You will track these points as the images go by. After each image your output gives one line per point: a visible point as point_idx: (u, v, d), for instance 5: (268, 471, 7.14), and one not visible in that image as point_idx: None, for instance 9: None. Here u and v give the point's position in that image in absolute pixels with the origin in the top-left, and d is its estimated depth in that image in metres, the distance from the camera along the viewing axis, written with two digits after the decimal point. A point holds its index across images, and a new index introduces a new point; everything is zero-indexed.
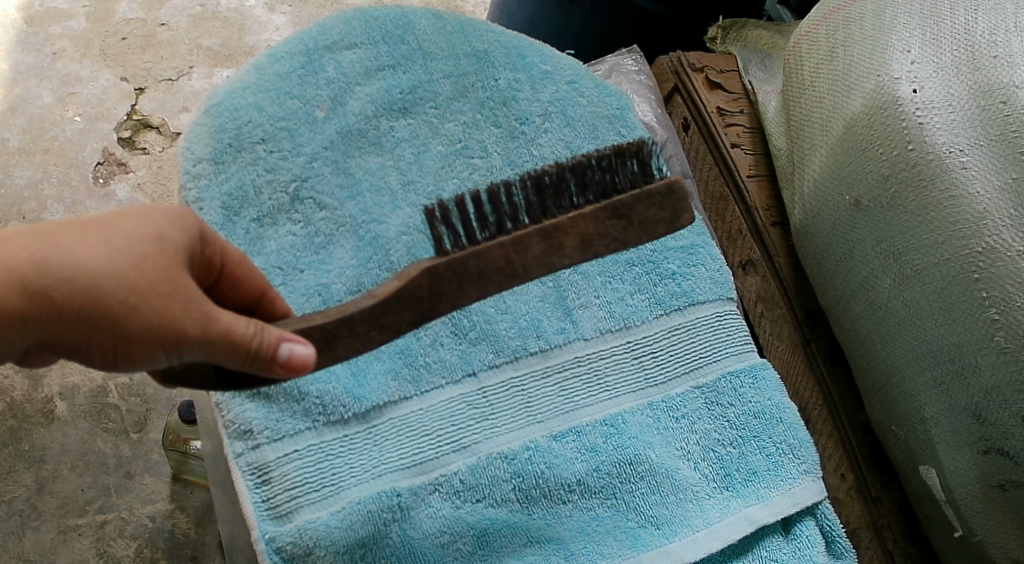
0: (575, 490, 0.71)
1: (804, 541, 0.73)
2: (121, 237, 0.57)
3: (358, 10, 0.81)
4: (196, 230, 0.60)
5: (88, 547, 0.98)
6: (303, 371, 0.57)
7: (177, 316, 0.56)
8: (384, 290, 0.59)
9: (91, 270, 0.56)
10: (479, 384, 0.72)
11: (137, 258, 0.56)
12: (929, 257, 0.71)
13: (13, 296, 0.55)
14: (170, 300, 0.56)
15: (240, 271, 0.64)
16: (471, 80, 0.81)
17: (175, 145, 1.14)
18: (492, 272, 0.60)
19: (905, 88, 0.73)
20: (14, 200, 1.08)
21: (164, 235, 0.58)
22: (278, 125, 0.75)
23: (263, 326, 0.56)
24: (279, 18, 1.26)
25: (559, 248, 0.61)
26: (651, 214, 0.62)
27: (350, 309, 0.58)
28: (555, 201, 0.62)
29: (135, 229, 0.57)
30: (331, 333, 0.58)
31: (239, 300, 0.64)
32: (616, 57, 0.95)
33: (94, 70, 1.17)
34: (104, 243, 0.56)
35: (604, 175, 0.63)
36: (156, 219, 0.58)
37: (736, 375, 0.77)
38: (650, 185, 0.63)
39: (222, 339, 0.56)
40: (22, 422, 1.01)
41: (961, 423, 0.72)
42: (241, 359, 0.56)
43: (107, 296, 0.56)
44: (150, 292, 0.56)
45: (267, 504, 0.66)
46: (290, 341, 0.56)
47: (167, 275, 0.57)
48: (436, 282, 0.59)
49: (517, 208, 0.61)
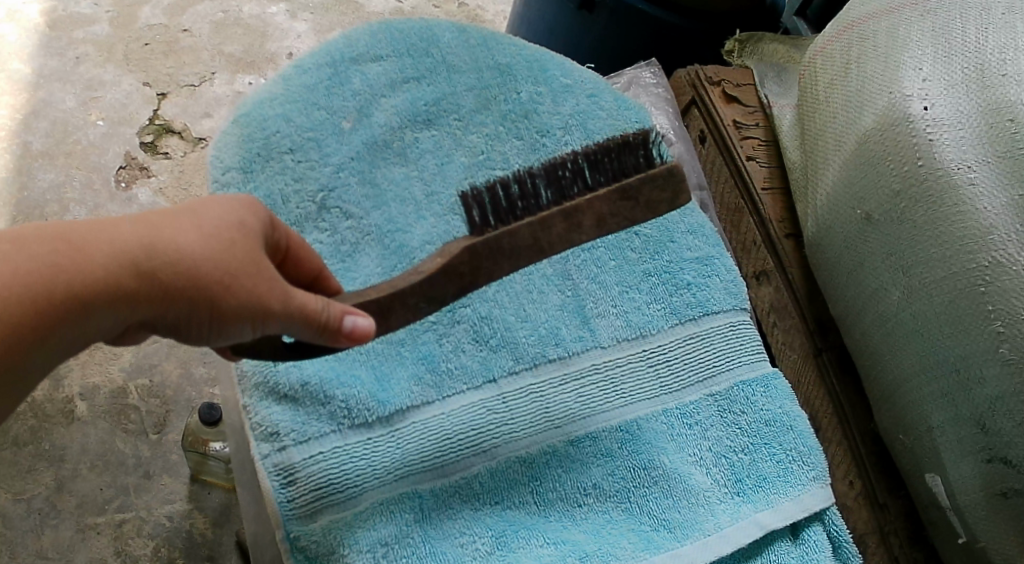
0: (590, 493, 0.73)
1: (812, 545, 0.75)
2: (212, 223, 0.60)
3: (384, 22, 0.85)
4: (268, 214, 0.63)
5: (105, 545, 0.99)
6: (365, 341, 0.61)
7: (263, 294, 0.59)
8: (431, 267, 0.62)
9: (188, 250, 0.58)
10: (500, 390, 0.74)
11: (227, 238, 0.59)
12: (938, 269, 0.73)
13: (123, 275, 0.57)
14: (258, 277, 0.60)
15: (304, 252, 0.66)
16: (494, 93, 0.83)
17: (197, 150, 1.18)
18: (520, 248, 0.63)
19: (917, 105, 0.75)
20: (38, 202, 1.11)
21: (246, 218, 0.61)
22: (306, 135, 0.77)
23: (333, 301, 0.61)
24: (301, 24, 1.31)
25: (577, 227, 0.63)
26: (655, 194, 0.64)
27: (401, 284, 0.62)
28: (575, 185, 0.64)
29: (222, 212, 0.60)
30: (386, 306, 0.62)
31: (299, 278, 0.66)
32: (635, 70, 1.00)
33: (117, 75, 1.21)
34: (197, 227, 0.59)
35: (617, 156, 0.65)
36: (237, 205, 0.62)
37: (748, 383, 0.79)
38: (654, 169, 0.65)
39: (306, 312, 0.60)
40: (43, 421, 1.03)
41: (966, 432, 0.74)
42: (320, 332, 0.60)
43: (202, 274, 0.58)
44: (241, 272, 0.59)
45: (292, 504, 0.68)
46: (354, 313, 0.60)
47: (253, 255, 0.60)
48: (474, 259, 0.62)
49: (539, 190, 0.64)
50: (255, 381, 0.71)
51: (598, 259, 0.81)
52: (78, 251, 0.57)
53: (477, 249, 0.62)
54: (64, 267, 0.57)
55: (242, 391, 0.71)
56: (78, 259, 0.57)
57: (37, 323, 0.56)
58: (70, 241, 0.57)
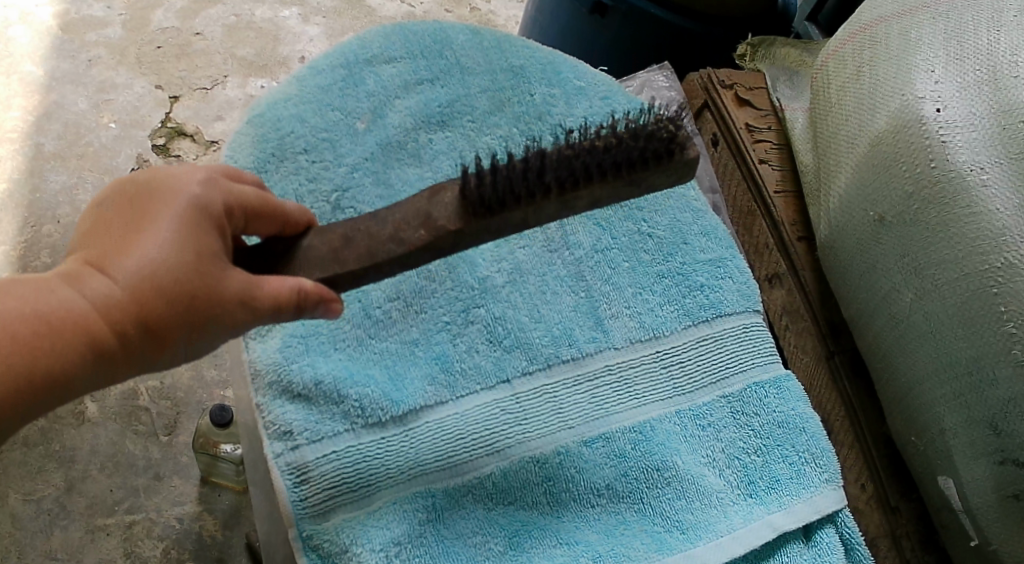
0: (603, 494, 0.72)
1: (825, 547, 0.74)
2: (157, 263, 0.56)
3: (398, 26, 0.88)
4: (211, 219, 0.59)
5: (115, 547, 0.99)
6: (339, 314, 0.61)
7: (228, 312, 0.58)
8: (415, 241, 0.60)
9: (143, 301, 0.56)
10: (513, 390, 0.74)
11: (179, 269, 0.57)
12: (950, 271, 0.73)
13: (93, 347, 0.56)
14: (225, 298, 0.58)
15: (262, 210, 0.62)
16: (508, 94, 0.86)
17: (209, 152, 1.20)
18: (508, 228, 0.61)
19: (929, 107, 0.75)
20: (50, 204, 1.12)
21: (196, 237, 0.58)
22: (321, 136, 0.80)
23: (299, 279, 0.59)
24: (313, 28, 1.33)
25: (570, 208, 0.62)
26: (660, 180, 0.62)
27: (379, 254, 0.60)
28: (583, 170, 0.61)
29: (169, 241, 0.57)
30: (359, 272, 0.60)
31: (263, 234, 0.62)
32: (648, 73, 1.02)
33: (130, 78, 1.22)
34: (144, 274, 0.56)
35: (639, 149, 0.61)
36: (177, 225, 0.57)
37: (761, 385, 0.79)
38: (671, 165, 0.62)
39: (277, 310, 0.59)
40: (53, 422, 1.03)
41: (979, 434, 0.73)
42: (292, 317, 0.59)
43: (171, 319, 0.57)
44: (201, 301, 0.57)
45: (305, 503, 0.68)
46: (328, 301, 0.59)
47: (206, 280, 0.57)
48: (458, 237, 0.60)
49: (547, 175, 0.60)
50: (269, 380, 0.71)
51: (612, 261, 0.82)
52: (46, 334, 0.55)
53: (462, 230, 0.60)
54: (36, 354, 0.55)
55: (256, 389, 0.71)
56: (49, 342, 0.55)
57: (26, 412, 0.55)
58: (37, 323, 0.55)
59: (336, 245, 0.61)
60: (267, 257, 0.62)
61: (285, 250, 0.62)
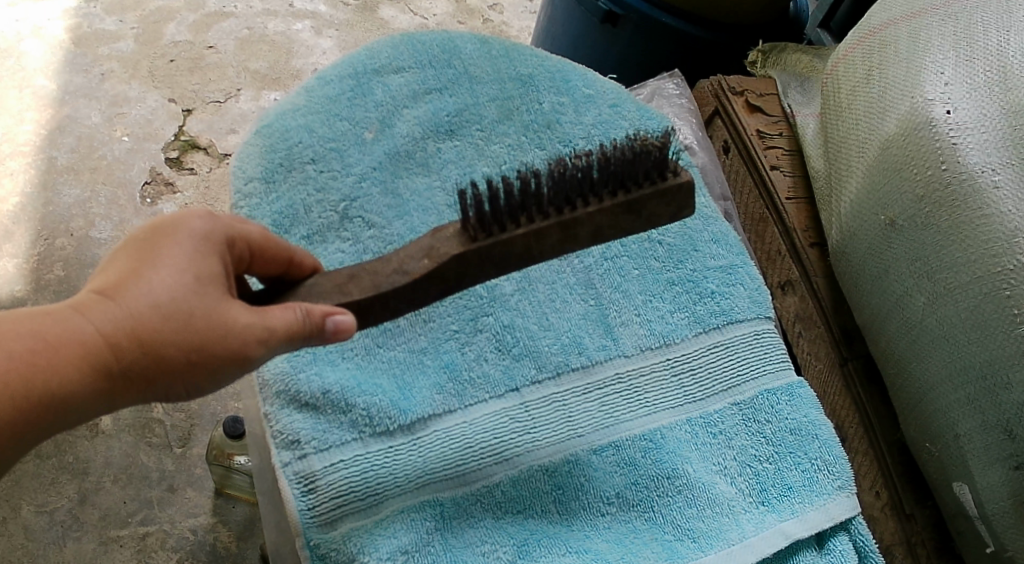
0: (613, 503, 0.72)
1: (838, 555, 0.73)
2: (155, 286, 0.56)
3: (406, 36, 0.88)
4: (212, 248, 0.59)
5: (129, 558, 0.99)
6: (351, 339, 0.60)
7: (230, 335, 0.57)
8: (417, 272, 0.60)
9: (141, 322, 0.56)
10: (522, 399, 0.74)
11: (178, 291, 0.57)
12: (962, 274, 0.72)
13: (89, 368, 0.56)
14: (226, 322, 0.57)
15: (265, 246, 0.61)
16: (516, 103, 0.86)
17: (222, 165, 1.21)
18: (512, 257, 0.61)
19: (939, 109, 0.75)
20: (63, 217, 1.13)
21: (195, 262, 0.58)
22: (328, 146, 0.80)
23: (306, 306, 0.59)
24: (326, 41, 1.34)
25: (573, 238, 0.62)
26: (658, 209, 0.63)
27: (384, 286, 0.60)
28: (579, 195, 0.61)
29: (168, 265, 0.57)
30: (366, 306, 0.60)
31: (268, 272, 0.62)
32: (658, 82, 1.02)
33: (142, 91, 1.23)
34: (142, 295, 0.56)
35: (634, 170, 0.62)
36: (177, 250, 0.57)
37: (773, 392, 0.78)
38: (665, 184, 0.62)
39: (283, 335, 0.58)
40: (67, 434, 1.04)
41: (994, 439, 0.72)
42: (302, 344, 0.59)
43: (170, 340, 0.56)
44: (200, 324, 0.57)
45: (312, 512, 0.67)
46: (335, 318, 0.59)
47: (205, 302, 0.57)
48: (463, 267, 0.61)
49: (544, 200, 0.61)
50: (277, 390, 0.71)
51: (622, 268, 0.81)
52: (43, 352, 0.55)
53: (467, 259, 0.60)
54: (33, 370, 0.55)
55: (264, 399, 0.71)
56: (46, 358, 0.55)
57: (24, 432, 0.55)
58: (34, 340, 0.55)
59: (341, 281, 0.61)
60: (271, 295, 0.61)
61: (285, 290, 0.61)
